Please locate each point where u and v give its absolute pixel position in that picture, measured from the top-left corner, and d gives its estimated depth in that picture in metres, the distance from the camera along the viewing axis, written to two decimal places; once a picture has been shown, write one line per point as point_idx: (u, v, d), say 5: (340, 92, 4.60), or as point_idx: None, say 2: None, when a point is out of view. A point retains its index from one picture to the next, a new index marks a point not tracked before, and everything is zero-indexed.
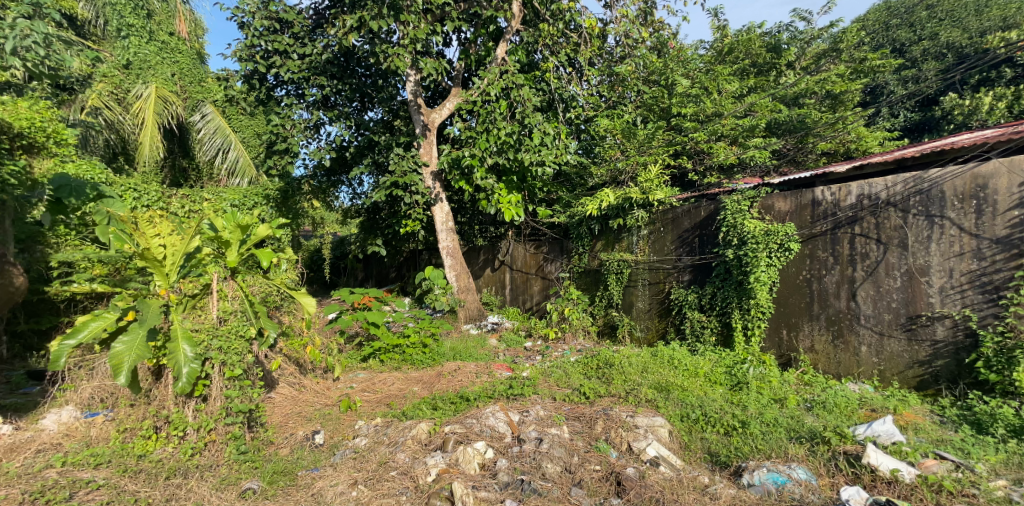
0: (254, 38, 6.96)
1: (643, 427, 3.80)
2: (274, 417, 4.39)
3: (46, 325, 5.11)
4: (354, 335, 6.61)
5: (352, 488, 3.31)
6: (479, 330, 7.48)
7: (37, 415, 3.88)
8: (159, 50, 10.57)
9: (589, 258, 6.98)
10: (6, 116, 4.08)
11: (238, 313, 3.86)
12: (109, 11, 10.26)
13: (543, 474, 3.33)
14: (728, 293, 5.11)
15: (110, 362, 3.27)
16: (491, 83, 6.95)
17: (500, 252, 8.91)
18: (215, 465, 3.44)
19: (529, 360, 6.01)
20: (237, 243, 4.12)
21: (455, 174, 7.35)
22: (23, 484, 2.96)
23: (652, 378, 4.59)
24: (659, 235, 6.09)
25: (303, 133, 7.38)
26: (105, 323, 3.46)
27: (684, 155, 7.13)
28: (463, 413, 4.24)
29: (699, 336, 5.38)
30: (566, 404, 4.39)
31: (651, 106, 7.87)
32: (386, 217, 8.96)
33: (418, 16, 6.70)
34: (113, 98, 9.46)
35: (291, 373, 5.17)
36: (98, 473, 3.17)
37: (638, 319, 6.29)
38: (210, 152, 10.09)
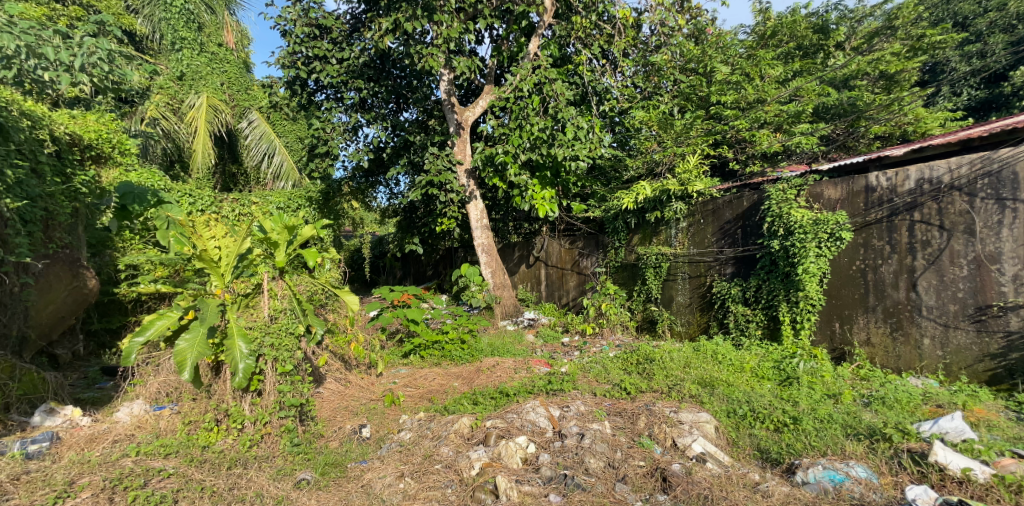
0: (295, 45, 7.22)
1: (688, 423, 3.75)
2: (322, 411, 4.54)
3: (116, 324, 5.46)
4: (395, 332, 6.76)
5: (399, 480, 3.40)
6: (515, 326, 7.51)
7: (111, 408, 4.14)
8: (210, 61, 11.05)
9: (626, 252, 6.90)
10: (78, 129, 4.45)
11: (288, 310, 4.00)
12: (164, 26, 10.81)
13: (586, 469, 3.33)
14: (774, 286, 4.95)
15: (174, 359, 3.47)
16: (524, 79, 6.98)
17: (535, 248, 8.91)
18: (272, 456, 3.60)
19: (567, 355, 6.01)
20: (285, 243, 4.26)
21: (489, 171, 7.38)
22: (104, 472, 3.17)
23: (695, 374, 4.50)
24: (699, 227, 5.97)
25: (342, 135, 7.59)
26: (169, 321, 3.67)
27: (724, 145, 6.90)
28: (504, 408, 4.27)
29: (744, 330, 5.24)
30: (607, 400, 4.37)
31: (688, 95, 7.60)
32: (423, 216, 9.11)
33: (451, 16, 6.76)
34: (169, 109, 9.99)
35: (337, 369, 5.31)
36: (168, 462, 3.37)
37: (678, 313, 6.18)
38: (257, 157, 10.50)
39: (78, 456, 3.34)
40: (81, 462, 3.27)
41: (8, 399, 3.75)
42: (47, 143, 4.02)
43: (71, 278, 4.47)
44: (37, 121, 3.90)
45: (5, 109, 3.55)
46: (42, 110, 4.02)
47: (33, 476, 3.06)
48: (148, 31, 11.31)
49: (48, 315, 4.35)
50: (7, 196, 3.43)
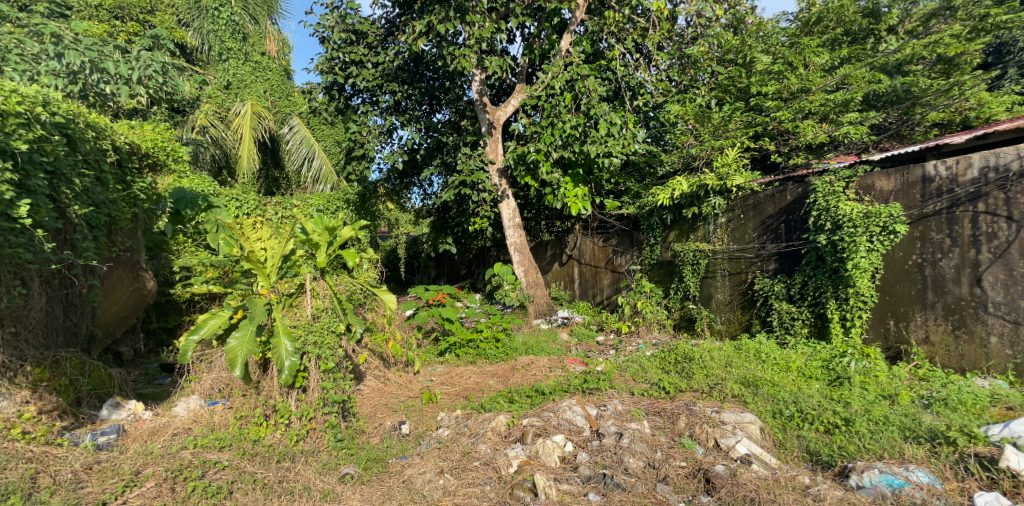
0: (333, 50, 7.44)
1: (731, 423, 3.66)
2: (363, 408, 4.65)
3: (173, 323, 5.76)
4: (431, 330, 6.83)
5: (439, 476, 3.45)
6: (549, 324, 7.51)
7: (170, 403, 4.36)
8: (254, 70, 11.48)
9: (662, 249, 6.79)
10: (136, 138, 4.70)
11: (329, 309, 4.13)
12: (212, 38, 11.28)
13: (625, 468, 3.30)
14: (821, 282, 4.77)
15: (226, 356, 3.63)
16: (556, 76, 6.96)
17: (568, 246, 8.85)
18: (317, 451, 3.72)
19: (602, 354, 5.97)
20: (325, 244, 4.41)
21: (521, 170, 7.39)
22: (166, 463, 3.35)
23: (737, 373, 4.39)
24: (739, 223, 5.82)
25: (377, 138, 7.74)
26: (221, 321, 3.84)
27: (766, 138, 6.63)
28: (540, 406, 4.28)
29: (788, 329, 5.08)
30: (645, 399, 4.31)
31: (727, 87, 7.27)
32: (456, 216, 9.21)
33: (483, 16, 6.82)
34: (217, 117, 10.41)
35: (376, 366, 5.42)
36: (223, 455, 3.52)
37: (718, 311, 6.04)
38: (298, 162, 10.81)
39: (142, 448, 3.54)
40: (145, 453, 3.45)
41: (79, 394, 4.00)
42: (109, 153, 4.27)
43: (132, 279, 4.73)
44: (100, 132, 4.13)
45: (73, 121, 3.78)
46: (105, 122, 4.25)
47: (103, 466, 3.25)
48: (197, 43, 11.86)
49: (112, 314, 4.61)
50: (75, 203, 3.69)
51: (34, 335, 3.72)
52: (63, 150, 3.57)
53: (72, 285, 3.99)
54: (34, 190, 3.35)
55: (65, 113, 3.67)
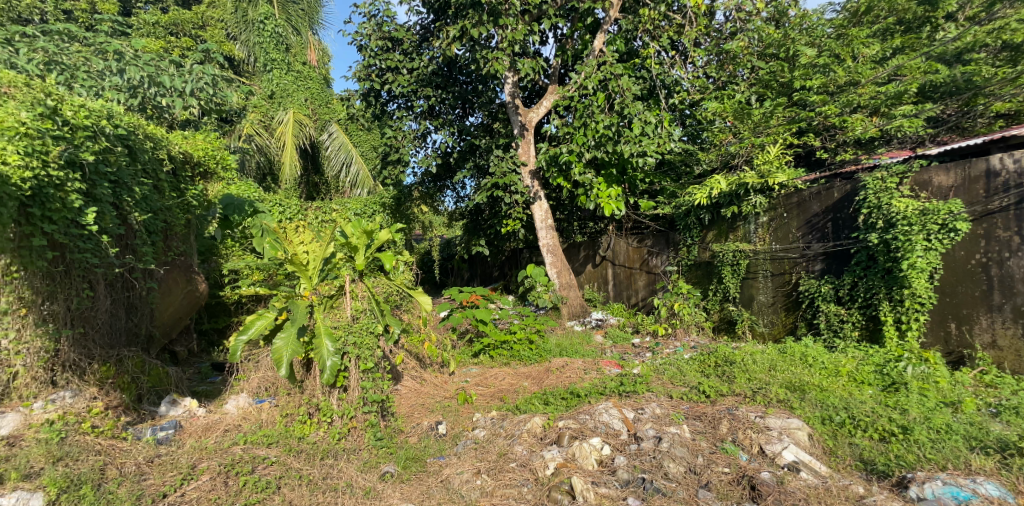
0: (370, 58, 7.63)
1: (777, 429, 3.55)
2: (401, 408, 4.72)
3: (222, 324, 5.99)
4: (465, 332, 6.86)
5: (476, 477, 3.48)
6: (583, 326, 7.45)
7: (221, 401, 4.53)
8: (296, 79, 11.88)
9: (699, 250, 6.63)
10: (189, 147, 4.96)
11: (368, 311, 4.22)
12: (258, 50, 11.74)
13: (665, 473, 3.24)
14: (872, 282, 4.57)
15: (272, 356, 3.78)
16: (589, 76, 6.94)
17: (601, 248, 8.75)
18: (358, 449, 3.81)
19: (638, 357, 5.87)
20: (364, 247, 4.54)
21: (553, 171, 7.46)
22: (219, 457, 3.49)
23: (782, 377, 4.25)
24: (782, 222, 5.64)
25: (412, 142, 7.88)
26: (267, 321, 3.99)
27: (809, 134, 6.25)
28: (576, 409, 4.24)
29: (837, 332, 4.88)
30: (685, 403, 4.22)
31: (768, 83, 6.85)
32: (489, 218, 9.26)
33: (516, 19, 6.84)
34: (262, 126, 10.80)
35: (413, 367, 5.50)
36: (271, 451, 3.66)
37: (759, 313, 5.86)
38: (336, 167, 11.10)
39: (197, 443, 3.71)
40: (200, 449, 3.61)
41: (141, 391, 4.21)
42: (165, 162, 4.49)
43: (186, 282, 4.97)
44: (157, 142, 4.36)
45: (133, 133, 3.99)
46: (162, 132, 4.48)
47: (163, 460, 3.41)
48: (244, 56, 12.39)
49: (168, 315, 4.84)
50: (135, 210, 3.92)
51: (100, 335, 3.97)
52: (125, 160, 3.79)
53: (133, 288, 4.23)
54: (99, 199, 3.59)
55: (126, 125, 3.90)
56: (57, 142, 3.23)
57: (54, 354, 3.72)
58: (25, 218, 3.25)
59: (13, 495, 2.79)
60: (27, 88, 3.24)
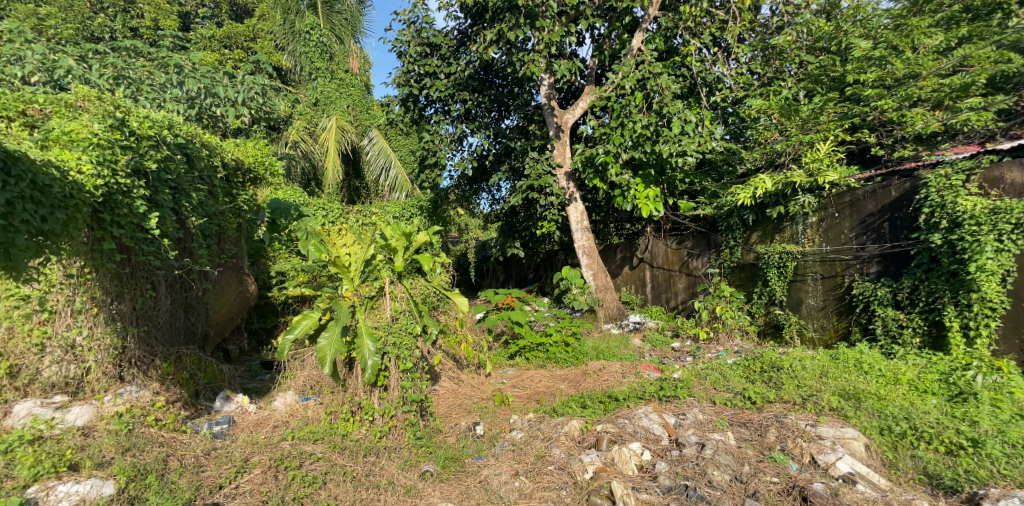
0: (409, 64, 7.79)
1: (829, 439, 3.40)
2: (439, 408, 4.77)
3: (270, 323, 6.22)
4: (501, 333, 6.87)
5: (514, 478, 3.48)
6: (621, 329, 7.35)
7: (269, 397, 4.70)
8: (339, 87, 12.24)
9: (743, 251, 6.43)
10: (241, 154, 5.23)
11: (407, 312, 4.30)
12: (304, 60, 12.20)
13: (709, 481, 3.16)
14: (935, 286, 4.33)
15: (317, 354, 3.91)
16: (626, 76, 6.86)
17: (638, 249, 8.59)
18: (399, 447, 3.88)
19: (678, 361, 5.75)
20: (402, 249, 4.55)
21: (590, 173, 7.40)
22: (270, 452, 3.63)
23: (834, 384, 4.06)
24: (833, 222, 5.42)
25: (449, 146, 7.97)
26: (312, 321, 4.12)
27: (864, 129, 5.81)
28: (615, 413, 4.18)
29: (895, 338, 4.64)
30: (728, 409, 4.09)
31: (818, 77, 6.47)
32: (524, 220, 9.27)
33: (553, 20, 6.81)
34: (306, 132, 11.16)
35: (450, 368, 5.54)
36: (317, 447, 3.77)
37: (808, 318, 5.62)
38: (376, 171, 11.36)
39: (250, 437, 3.86)
40: (252, 443, 3.76)
41: (198, 387, 4.43)
42: (220, 169, 4.73)
43: (237, 283, 5.18)
44: (212, 150, 4.60)
45: (191, 141, 4.24)
46: (216, 141, 4.72)
47: (219, 452, 3.57)
48: (291, 65, 12.89)
49: (222, 315, 5.07)
50: (193, 214, 4.16)
51: (161, 333, 4.20)
52: (184, 167, 4.05)
53: (190, 289, 4.46)
54: (161, 204, 3.82)
55: (184, 134, 4.15)
56: (126, 152, 3.52)
57: (122, 351, 3.95)
58: (97, 223, 3.45)
59: (88, 482, 2.92)
60: (100, 102, 3.64)
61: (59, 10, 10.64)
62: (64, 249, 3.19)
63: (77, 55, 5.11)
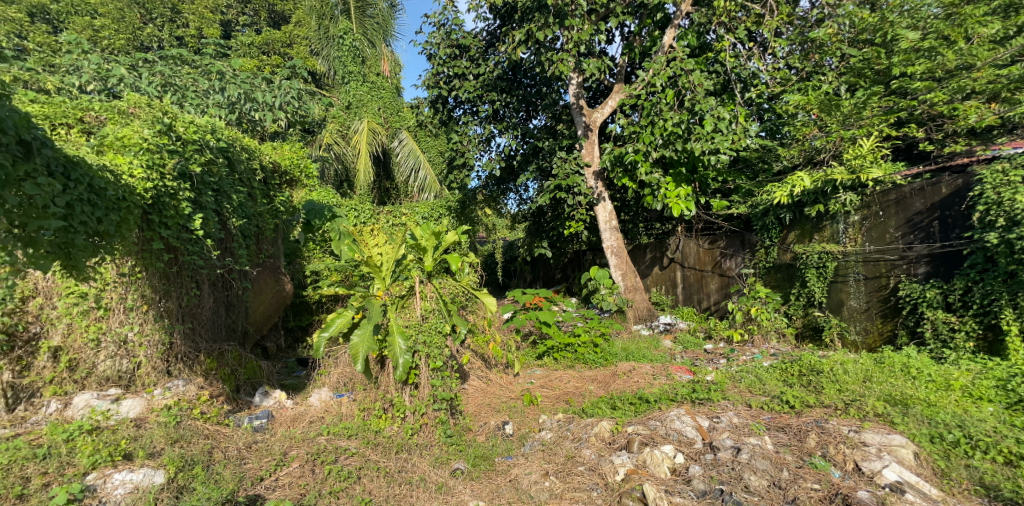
0: (439, 66, 7.88)
1: (875, 446, 3.28)
2: (468, 406, 4.80)
3: (305, 321, 6.38)
4: (529, 333, 6.86)
5: (544, 478, 3.47)
6: (651, 330, 7.26)
7: (305, 394, 4.81)
8: (371, 89, 12.47)
9: (779, 251, 6.25)
10: (278, 157, 5.41)
11: (436, 311, 4.34)
12: (337, 64, 12.50)
13: (746, 486, 3.08)
14: (991, 287, 4.13)
15: (350, 352, 4.00)
16: (657, 73, 6.77)
17: (669, 249, 8.45)
18: (430, 444, 3.93)
19: (711, 363, 5.63)
20: (432, 249, 4.60)
21: (619, 172, 7.33)
22: (307, 446, 3.73)
23: (879, 389, 3.91)
24: (878, 221, 5.22)
25: (477, 147, 8.01)
26: (346, 320, 4.21)
27: (911, 124, 5.58)
28: (646, 415, 4.13)
29: (946, 341, 4.44)
30: (765, 413, 3.98)
31: (861, 70, 6.19)
32: (552, 220, 9.25)
33: (582, 19, 6.78)
34: (339, 135, 11.41)
35: (479, 367, 5.56)
36: (351, 443, 3.85)
37: (850, 320, 5.42)
38: (406, 172, 11.52)
39: (288, 432, 3.97)
40: (290, 437, 3.87)
41: (238, 382, 4.58)
42: (258, 172, 4.88)
43: (274, 282, 5.34)
44: (252, 153, 4.75)
45: (231, 145, 4.40)
46: (255, 144, 4.88)
47: (260, 446, 3.69)
48: (325, 70, 13.21)
49: (261, 313, 5.23)
50: (233, 216, 4.31)
51: (205, 330, 4.37)
52: (225, 170, 4.21)
53: (231, 288, 4.63)
54: (204, 206, 3.98)
55: (226, 138, 4.32)
56: (172, 156, 3.68)
57: (169, 347, 4.12)
58: (147, 224, 3.62)
59: (141, 471, 3.04)
60: (149, 108, 3.82)
61: (112, 22, 11.28)
62: (117, 248, 3.35)
63: (128, 64, 5.39)
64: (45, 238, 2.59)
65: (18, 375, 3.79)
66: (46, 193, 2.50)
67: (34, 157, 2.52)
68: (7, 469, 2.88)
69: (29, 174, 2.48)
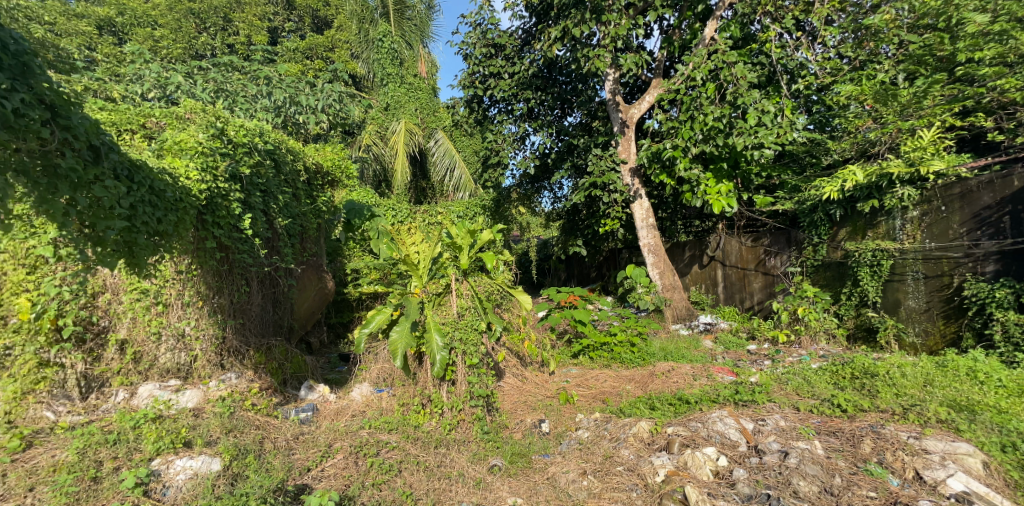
0: (475, 65, 7.94)
1: (937, 454, 3.11)
2: (504, 404, 4.82)
3: (346, 318, 6.55)
4: (564, 332, 6.82)
5: (583, 477, 3.45)
6: (690, 330, 7.10)
7: (347, 388, 4.95)
8: (408, 91, 12.67)
9: (829, 249, 5.99)
10: (321, 159, 5.59)
11: (472, 308, 4.38)
12: (376, 66, 12.77)
13: (795, 491, 2.97)
14: None
15: (390, 348, 4.09)
16: (697, 67, 6.62)
17: (709, 247, 8.23)
18: (468, 440, 3.97)
19: (755, 364, 5.45)
20: (467, 247, 4.65)
21: (656, 168, 7.21)
22: (351, 438, 3.83)
23: (942, 394, 3.71)
24: (939, 217, 4.94)
25: (512, 145, 8.03)
26: (385, 316, 4.31)
27: (978, 113, 5.09)
28: (686, 416, 4.04)
29: (1018, 345, 4.16)
30: (815, 416, 3.83)
31: (921, 58, 5.75)
32: (586, 218, 9.19)
33: (619, 14, 6.67)
34: (377, 136, 11.64)
35: (514, 365, 5.56)
36: (392, 436, 3.93)
37: (908, 321, 5.15)
38: (441, 172, 11.69)
39: (332, 424, 4.09)
40: (334, 429, 3.98)
41: (285, 376, 4.75)
42: (302, 173, 5.05)
43: (317, 280, 5.50)
44: (296, 155, 4.92)
45: (277, 147, 4.57)
46: (299, 146, 5.05)
47: (306, 437, 3.81)
48: (365, 72, 13.53)
49: (305, 310, 5.41)
50: (279, 215, 4.48)
51: (254, 325, 4.57)
52: (272, 172, 4.39)
53: (277, 285, 4.82)
54: (253, 206, 4.17)
55: (273, 141, 4.49)
56: (224, 159, 3.84)
57: (222, 341, 4.32)
58: (201, 224, 3.81)
59: (200, 458, 3.20)
60: (203, 114, 4.00)
61: (170, 31, 11.92)
62: (176, 247, 3.53)
63: (184, 72, 5.66)
64: (112, 238, 2.75)
65: (89, 366, 3.93)
66: (112, 195, 2.64)
67: (103, 161, 2.66)
68: (81, 453, 3.08)
69: (97, 177, 2.62)
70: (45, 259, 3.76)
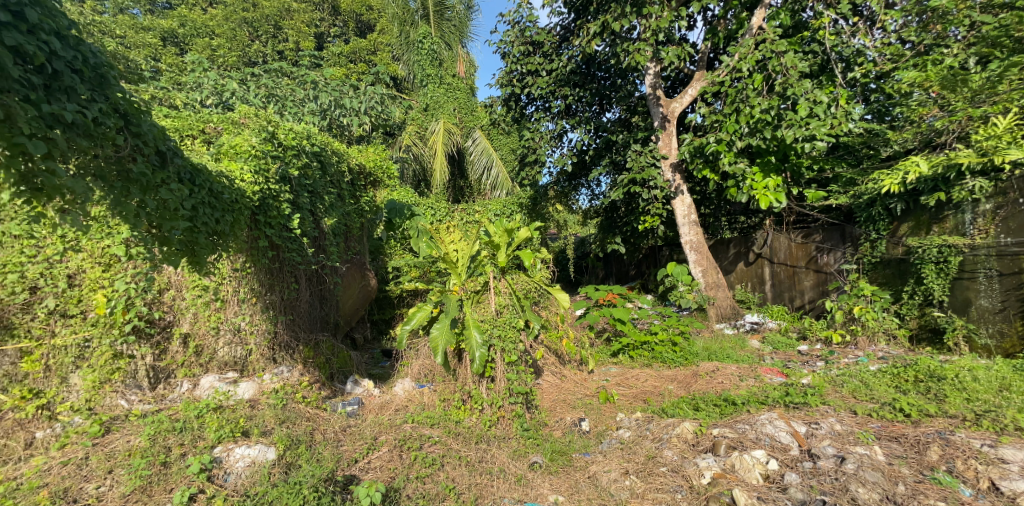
0: (513, 63, 7.95)
1: (1016, 464, 2.90)
2: (543, 402, 4.81)
3: (388, 315, 6.69)
4: (603, 330, 6.74)
5: (625, 477, 3.40)
6: (736, 330, 6.88)
7: (390, 383, 5.06)
8: (447, 91, 12.81)
9: (888, 245, 5.68)
10: (364, 160, 5.75)
11: (510, 306, 4.40)
12: (416, 68, 12.98)
13: (853, 498, 2.82)
14: None
15: (430, 344, 4.16)
16: (744, 57, 6.39)
17: (755, 244, 7.96)
18: (508, 437, 3.99)
19: (805, 365, 5.23)
20: (505, 245, 4.68)
21: (699, 162, 7.05)
22: (395, 432, 3.92)
23: (1020, 401, 3.46)
24: (1017, 210, 4.60)
25: (549, 142, 7.99)
26: (426, 313, 4.38)
27: None
28: (732, 417, 3.92)
29: None
30: (874, 421, 3.64)
31: (996, 39, 5.21)
32: (625, 215, 9.06)
33: (661, 6, 6.51)
34: (417, 136, 11.81)
35: (552, 363, 5.54)
36: (434, 431, 3.99)
37: (980, 322, 4.82)
38: (479, 171, 11.78)
39: (377, 418, 4.20)
40: (379, 423, 4.09)
41: (332, 370, 4.90)
42: (346, 174, 5.20)
43: (361, 277, 5.65)
44: (341, 156, 5.08)
45: (324, 149, 4.73)
46: (343, 148, 5.21)
47: (353, 430, 3.92)
48: (405, 74, 13.76)
49: (350, 306, 5.57)
50: (326, 215, 4.63)
51: (304, 321, 4.74)
52: (319, 173, 4.54)
53: (324, 282, 4.98)
54: (301, 206, 4.33)
55: (319, 143, 4.65)
56: (275, 161, 4.01)
57: (274, 335, 4.51)
58: (254, 224, 3.98)
59: (257, 447, 3.34)
60: (256, 118, 4.17)
61: (225, 41, 12.44)
62: (232, 246, 3.70)
63: (239, 78, 5.90)
64: (176, 237, 2.90)
65: (156, 358, 4.17)
66: (176, 197, 2.78)
67: (168, 165, 2.81)
68: (152, 439, 3.26)
69: (164, 180, 2.76)
70: (118, 258, 4.02)
